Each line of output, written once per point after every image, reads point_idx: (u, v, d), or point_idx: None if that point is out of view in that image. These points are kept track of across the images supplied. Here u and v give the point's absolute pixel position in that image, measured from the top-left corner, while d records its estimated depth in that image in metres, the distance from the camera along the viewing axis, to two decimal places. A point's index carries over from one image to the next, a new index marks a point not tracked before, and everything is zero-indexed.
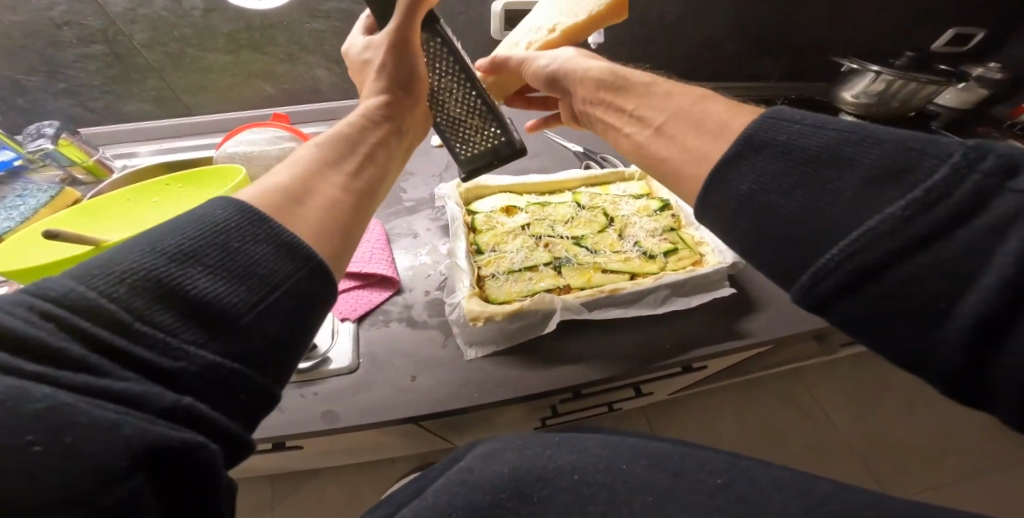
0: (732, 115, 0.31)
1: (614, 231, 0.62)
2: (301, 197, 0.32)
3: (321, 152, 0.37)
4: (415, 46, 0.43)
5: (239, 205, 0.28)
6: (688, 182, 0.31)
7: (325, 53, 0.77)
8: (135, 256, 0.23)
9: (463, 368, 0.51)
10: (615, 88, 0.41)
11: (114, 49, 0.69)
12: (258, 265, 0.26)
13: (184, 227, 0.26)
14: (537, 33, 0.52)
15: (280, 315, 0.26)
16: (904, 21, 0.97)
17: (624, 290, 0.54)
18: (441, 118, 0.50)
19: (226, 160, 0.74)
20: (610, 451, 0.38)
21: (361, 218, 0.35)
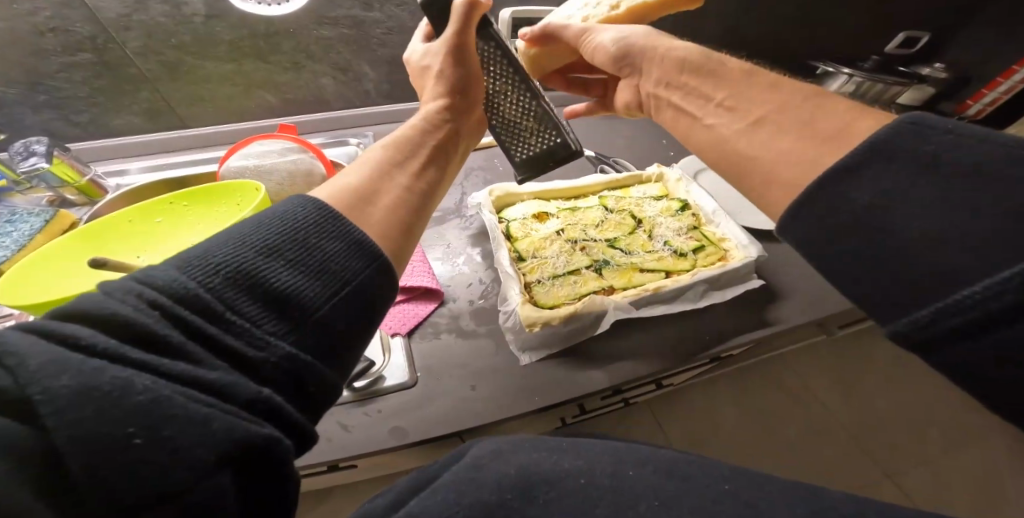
0: (851, 121, 0.30)
1: (643, 232, 0.65)
2: (372, 197, 0.32)
3: (385, 152, 0.37)
4: (471, 52, 0.44)
5: (316, 203, 0.29)
6: (783, 186, 0.31)
7: (331, 61, 0.75)
8: (224, 249, 0.24)
9: (520, 374, 0.51)
10: (695, 70, 0.42)
11: (103, 58, 0.63)
12: (331, 262, 0.27)
13: (267, 220, 0.26)
14: (594, 9, 0.60)
15: (350, 311, 0.27)
16: (864, 30, 1.07)
17: (666, 287, 0.56)
18: (496, 119, 0.51)
19: (233, 174, 0.70)
20: (617, 457, 0.35)
21: (421, 219, 0.35)
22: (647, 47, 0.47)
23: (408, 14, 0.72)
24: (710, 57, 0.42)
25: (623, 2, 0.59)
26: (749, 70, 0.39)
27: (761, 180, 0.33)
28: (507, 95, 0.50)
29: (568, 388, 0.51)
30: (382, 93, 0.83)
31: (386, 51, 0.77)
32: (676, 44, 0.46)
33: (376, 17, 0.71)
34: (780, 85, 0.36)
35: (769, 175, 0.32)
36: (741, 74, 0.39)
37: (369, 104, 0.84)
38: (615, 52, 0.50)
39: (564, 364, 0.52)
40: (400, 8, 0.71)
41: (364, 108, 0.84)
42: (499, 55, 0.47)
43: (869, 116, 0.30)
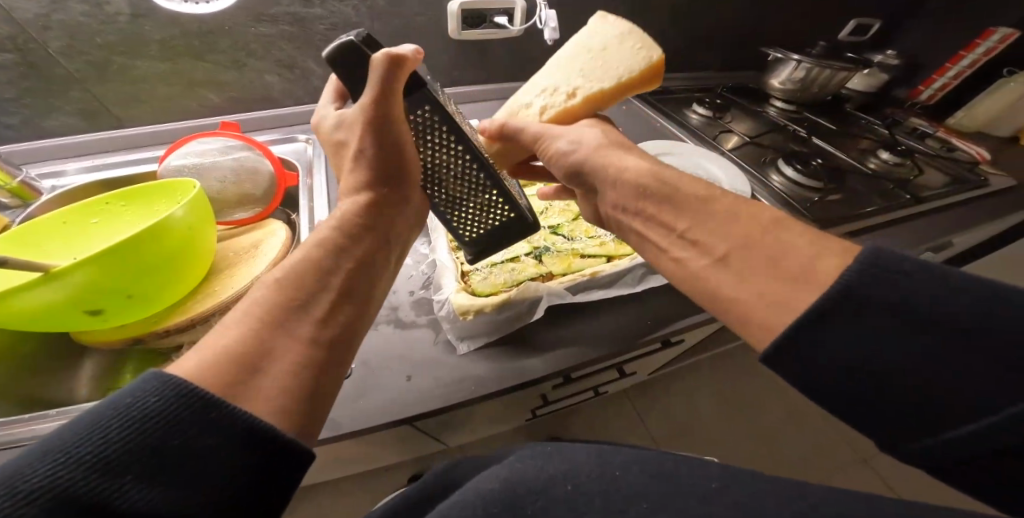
0: (819, 255, 0.33)
1: (587, 218, 0.65)
2: (257, 369, 0.31)
3: (285, 296, 0.36)
4: (396, 118, 0.43)
5: (176, 387, 0.26)
6: (756, 328, 0.34)
7: (273, 58, 0.74)
8: (45, 467, 0.22)
9: (455, 362, 0.51)
10: (652, 197, 0.43)
11: (27, 58, 0.62)
12: (202, 464, 0.25)
13: (106, 422, 0.24)
14: (552, 97, 0.55)
15: (230, 511, 0.25)
16: (819, 17, 1.09)
17: (602, 272, 0.57)
18: (439, 195, 0.52)
19: (173, 173, 0.70)
20: (604, 456, 0.37)
21: (329, 378, 0.34)
22: (598, 169, 0.46)
23: (352, 10, 0.73)
24: (664, 180, 0.43)
25: (580, 91, 0.54)
26: (704, 193, 0.41)
27: (737, 320, 0.36)
28: (447, 166, 0.50)
29: (509, 375, 0.51)
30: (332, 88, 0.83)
31: (331, 47, 0.77)
32: (629, 158, 0.45)
33: (317, 13, 0.71)
34: (737, 213, 0.38)
35: (746, 321, 0.35)
36: (696, 198, 0.41)
37: (320, 100, 0.84)
38: (569, 168, 0.49)
39: (505, 351, 0.52)
40: (342, 4, 0.72)
41: (315, 105, 0.83)
42: (437, 120, 0.46)
43: (839, 251, 0.33)
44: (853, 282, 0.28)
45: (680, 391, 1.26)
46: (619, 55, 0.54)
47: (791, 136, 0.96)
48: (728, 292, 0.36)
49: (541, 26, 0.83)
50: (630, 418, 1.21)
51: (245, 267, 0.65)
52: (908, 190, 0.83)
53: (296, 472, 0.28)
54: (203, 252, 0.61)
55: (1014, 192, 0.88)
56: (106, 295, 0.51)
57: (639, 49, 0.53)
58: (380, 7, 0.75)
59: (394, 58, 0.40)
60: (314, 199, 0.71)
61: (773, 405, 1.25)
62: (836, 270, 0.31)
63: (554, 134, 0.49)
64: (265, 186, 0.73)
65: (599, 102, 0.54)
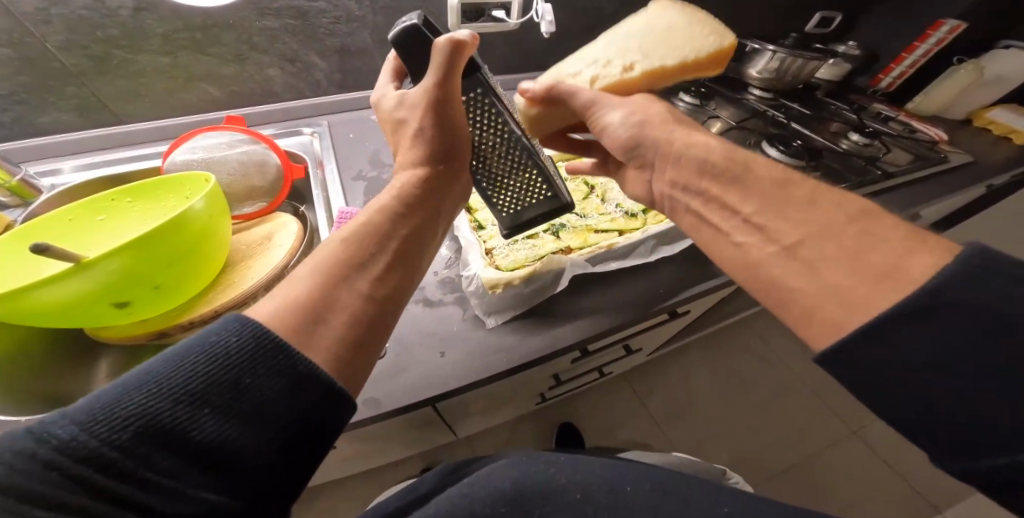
0: (908, 253, 0.36)
1: (596, 196, 0.67)
2: (322, 316, 0.37)
3: (346, 255, 0.42)
4: (453, 100, 0.49)
5: (247, 332, 0.31)
6: (827, 318, 0.39)
7: (276, 51, 0.74)
8: (139, 397, 0.28)
9: (487, 335, 0.53)
10: (718, 176, 0.49)
11: (22, 53, 0.60)
12: (263, 401, 0.30)
13: (191, 360, 0.30)
14: (610, 66, 0.63)
15: (284, 444, 0.31)
16: (787, 11, 1.17)
17: (618, 244, 0.59)
18: (482, 175, 0.56)
19: (178, 167, 0.69)
20: (615, 473, 0.46)
21: (376, 330, 0.41)
22: (659, 143, 0.52)
23: (355, 3, 0.74)
24: (729, 161, 0.49)
25: (641, 63, 0.62)
26: (776, 179, 0.47)
27: (801, 304, 0.41)
28: (492, 148, 0.55)
29: (538, 346, 0.53)
30: (333, 82, 0.83)
31: (335, 41, 0.77)
32: (693, 140, 0.51)
33: (320, 6, 0.72)
34: (816, 202, 0.43)
35: (813, 308, 0.40)
36: (767, 186, 0.46)
37: (321, 94, 0.84)
38: (624, 139, 0.54)
39: (532, 323, 0.55)
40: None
41: (316, 98, 0.84)
42: (486, 100, 0.52)
43: (929, 251, 0.36)
44: (946, 277, 0.30)
45: (673, 371, 1.32)
46: (679, 39, 0.64)
47: (775, 122, 1.02)
48: (795, 284, 0.42)
49: (537, 19, 0.86)
50: (629, 399, 1.26)
51: (264, 257, 0.65)
52: (879, 167, 0.90)
53: (341, 420, 0.33)
54: (223, 243, 0.60)
55: (969, 167, 0.97)
56: (134, 284, 0.50)
57: (711, 35, 0.65)
58: (382, 2, 0.76)
59: (458, 41, 0.46)
60: (326, 184, 0.69)
61: (760, 380, 1.32)
62: (925, 268, 0.35)
63: (607, 105, 0.55)
64: (273, 179, 0.73)
65: (661, 77, 0.63)
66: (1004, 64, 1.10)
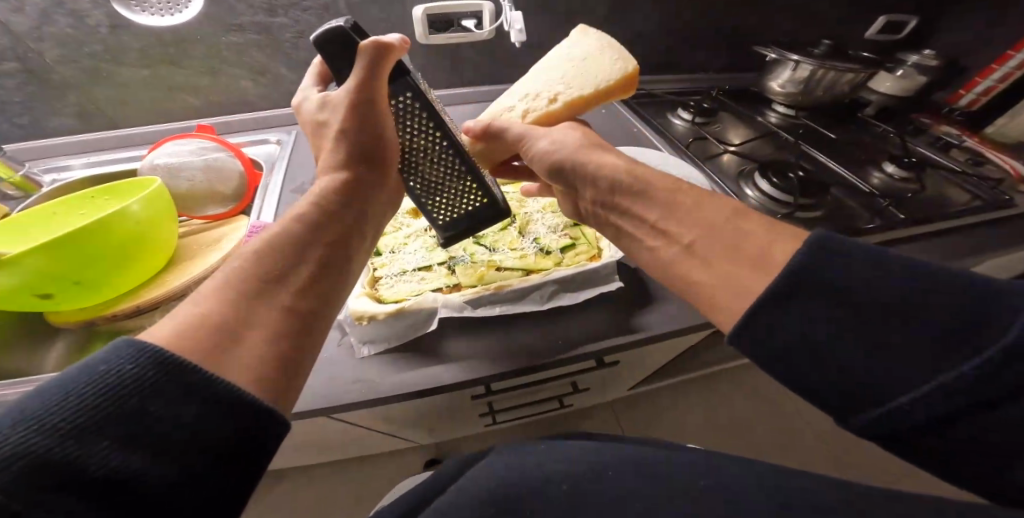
0: (779, 240, 0.35)
1: (515, 228, 0.63)
2: (237, 334, 0.32)
3: (267, 267, 0.36)
4: (380, 101, 0.46)
5: (148, 353, 0.26)
6: (729, 309, 0.35)
7: (245, 64, 0.78)
8: (17, 435, 0.22)
9: (355, 365, 0.52)
10: (626, 193, 0.45)
11: (27, 66, 0.70)
12: (177, 428, 0.25)
13: (77, 389, 0.24)
14: (535, 101, 0.56)
15: (206, 480, 0.25)
16: (831, 12, 1.00)
17: (509, 287, 0.54)
18: (417, 182, 0.53)
19: (149, 171, 0.75)
20: (601, 459, 0.42)
21: (306, 341, 0.35)
22: (578, 166, 0.47)
23: (316, 17, 0.76)
24: (635, 175, 0.44)
25: (561, 97, 0.56)
26: (671, 189, 0.43)
27: (702, 298, 0.38)
28: (423, 154, 0.52)
29: (392, 386, 0.50)
30: None
31: (301, 54, 0.80)
32: (607, 158, 0.47)
33: (282, 22, 0.75)
34: (704, 205, 0.40)
35: (709, 302, 0.37)
36: (667, 194, 0.42)
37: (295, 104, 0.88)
38: (551, 164, 0.50)
39: (401, 361, 0.53)
40: (304, 12, 0.75)
41: (289, 108, 0.87)
42: (417, 107, 0.49)
43: (790, 239, 0.35)
44: (803, 262, 0.30)
45: (663, 407, 1.19)
46: (592, 63, 0.57)
47: (782, 145, 0.88)
48: (697, 279, 0.38)
49: (507, 27, 0.82)
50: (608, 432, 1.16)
51: (198, 261, 0.71)
52: (904, 209, 0.73)
53: (270, 446, 0.28)
54: (156, 248, 0.66)
55: None
56: (54, 279, 0.57)
57: (616, 58, 0.57)
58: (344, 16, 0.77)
59: (383, 42, 0.43)
60: (267, 195, 0.73)
61: (764, 433, 1.17)
62: (787, 253, 0.34)
63: (538, 135, 0.51)
64: (234, 185, 0.78)
65: (584, 105, 0.56)
66: None
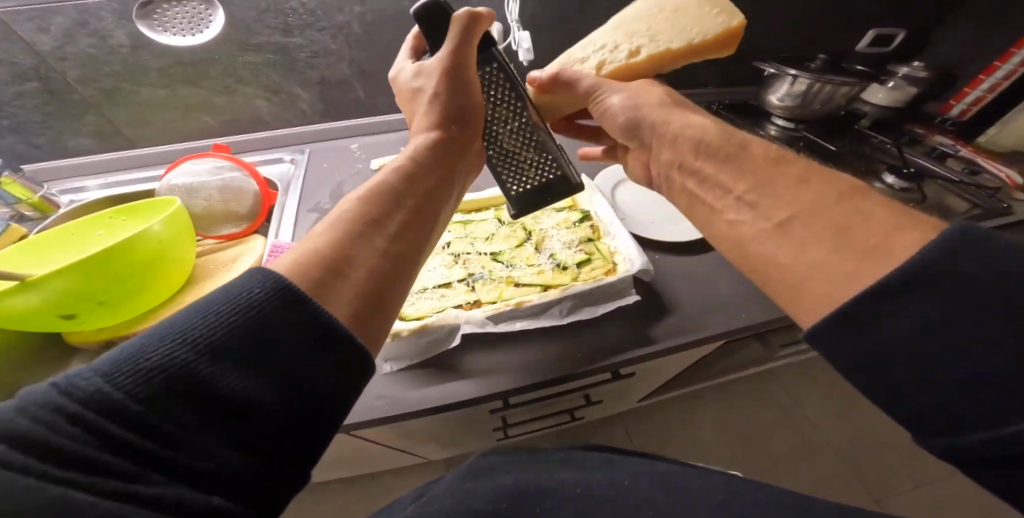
0: (907, 227, 0.32)
1: (531, 245, 0.64)
2: (342, 269, 0.35)
3: (364, 213, 0.40)
4: (469, 68, 0.51)
5: (271, 283, 0.29)
6: (815, 296, 0.35)
7: (260, 83, 0.80)
8: (161, 347, 0.25)
9: (377, 382, 0.53)
10: (711, 154, 0.47)
11: (48, 86, 0.71)
12: (286, 358, 0.27)
13: (211, 312, 0.27)
14: (612, 52, 0.61)
15: (305, 410, 0.28)
16: (825, 27, 1.04)
17: (529, 302, 0.55)
18: (493, 150, 0.56)
19: (167, 191, 0.77)
20: (617, 474, 0.48)
21: (394, 287, 0.38)
22: (657, 122, 0.52)
23: (330, 38, 0.78)
24: (726, 139, 0.47)
25: (645, 49, 0.59)
26: (771, 158, 0.44)
27: (793, 283, 0.37)
28: (502, 125, 0.55)
29: (417, 400, 0.51)
30: (318, 111, 0.88)
31: (315, 73, 0.82)
32: (690, 120, 0.50)
33: (298, 42, 0.77)
34: (809, 181, 0.39)
35: (801, 284, 0.36)
36: (764, 168, 0.43)
37: (307, 123, 0.89)
38: (625, 123, 0.54)
39: (428, 374, 0.54)
40: (319, 32, 0.76)
41: (301, 127, 0.89)
42: (501, 78, 0.53)
43: (920, 226, 0.32)
44: (933, 257, 0.27)
45: (674, 418, 1.21)
46: (687, 17, 0.59)
47: None
48: (784, 258, 0.38)
49: (515, 47, 0.85)
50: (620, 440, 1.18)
51: (215, 279, 0.71)
52: None
53: (357, 385, 0.30)
54: (175, 267, 0.67)
55: None
56: (77, 300, 0.58)
57: (715, 12, 0.58)
58: (356, 36, 0.79)
59: (474, 13, 0.49)
60: (281, 213, 0.73)
61: (777, 441, 1.18)
62: (916, 244, 0.30)
63: (612, 89, 0.56)
64: (250, 204, 0.79)
65: (672, 58, 0.58)
66: None
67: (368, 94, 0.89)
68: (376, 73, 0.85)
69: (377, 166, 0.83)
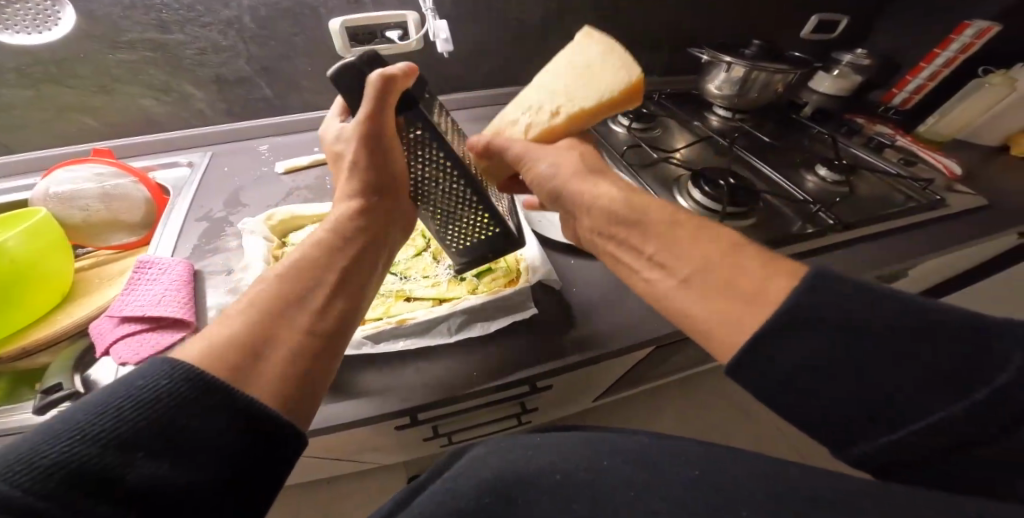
0: (770, 276, 0.34)
1: (430, 254, 0.59)
2: (256, 355, 0.34)
3: (282, 292, 0.39)
4: (387, 131, 0.44)
5: (182, 370, 0.29)
6: (723, 343, 0.34)
7: (143, 82, 0.74)
8: (62, 443, 0.25)
9: None
10: (624, 221, 0.42)
11: None
12: (201, 442, 0.27)
13: (117, 403, 0.27)
14: (536, 114, 0.50)
15: (227, 489, 0.28)
16: (766, 14, 1.00)
17: (413, 320, 0.50)
18: (430, 208, 0.52)
19: (41, 199, 0.64)
20: (593, 450, 0.40)
21: (321, 363, 0.38)
22: (572, 193, 0.45)
23: (218, 33, 0.73)
24: (634, 205, 0.42)
25: (563, 110, 0.48)
26: (671, 217, 0.41)
27: (702, 333, 0.36)
28: (435, 183, 0.50)
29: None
30: (220, 110, 0.82)
31: (208, 71, 0.77)
32: (603, 186, 0.44)
33: (179, 39, 0.72)
34: (697, 238, 0.38)
35: (710, 332, 0.35)
36: (663, 225, 0.40)
37: (208, 124, 0.84)
38: (550, 193, 0.47)
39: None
40: (203, 28, 0.72)
41: (203, 128, 0.83)
42: (428, 139, 0.46)
43: (783, 274, 0.34)
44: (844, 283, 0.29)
45: (638, 417, 1.08)
46: (595, 69, 0.48)
47: (720, 150, 0.86)
48: (694, 312, 0.36)
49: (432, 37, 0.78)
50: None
51: (101, 292, 0.60)
52: (835, 213, 0.71)
53: (285, 460, 0.31)
54: (54, 280, 0.57)
55: (981, 213, 0.75)
56: None
57: (619, 64, 0.47)
58: (250, 30, 0.75)
59: (387, 74, 0.41)
60: (166, 222, 0.65)
61: (742, 438, 1.08)
62: (783, 291, 0.32)
63: (536, 155, 0.47)
64: (142, 214, 0.69)
65: (587, 118, 0.48)
66: None
67: (276, 92, 0.84)
68: (280, 69, 0.81)
69: (284, 170, 0.77)
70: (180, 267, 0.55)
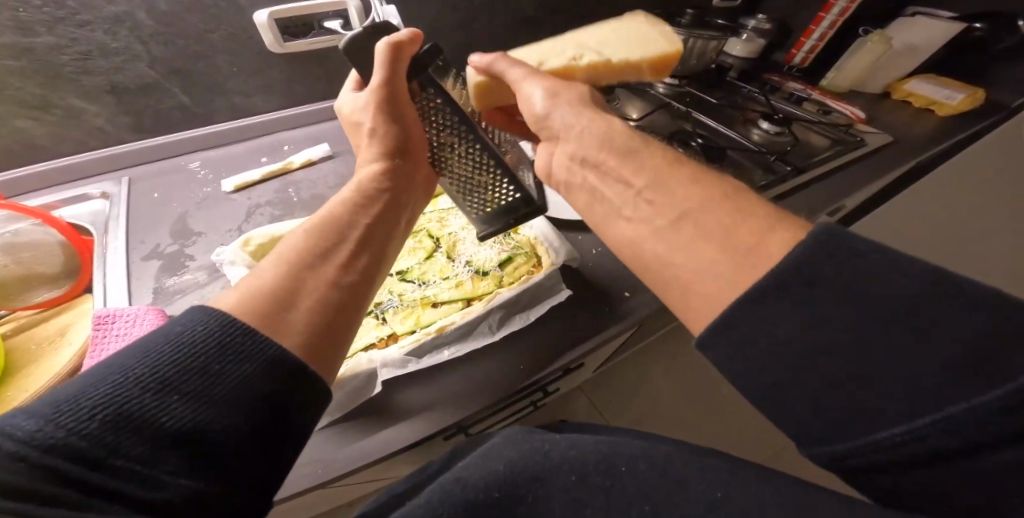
0: (774, 227, 0.30)
1: (443, 254, 0.58)
2: (288, 303, 0.32)
3: (311, 244, 0.37)
4: (401, 99, 0.42)
5: (217, 320, 0.29)
6: (705, 294, 0.30)
7: (11, 99, 0.58)
8: (102, 387, 0.24)
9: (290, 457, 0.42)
10: (618, 149, 0.39)
11: None
12: (234, 386, 0.27)
13: (158, 349, 0.26)
14: (557, 56, 0.52)
15: (261, 433, 0.27)
16: None
17: (450, 326, 0.49)
18: (449, 179, 0.49)
19: None
20: (612, 447, 0.34)
21: (349, 314, 0.35)
22: (568, 125, 0.42)
23: (105, 33, 0.59)
24: (631, 139, 0.39)
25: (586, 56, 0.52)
26: (668, 160, 0.37)
27: (679, 282, 0.32)
28: (452, 147, 0.47)
29: (344, 461, 0.41)
30: (126, 126, 0.68)
31: (98, 79, 0.62)
32: (595, 118, 0.41)
33: (50, 42, 0.57)
34: (698, 180, 0.35)
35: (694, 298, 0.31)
36: (662, 163, 0.37)
37: (115, 144, 0.69)
38: (538, 119, 0.44)
39: (355, 427, 0.43)
40: (82, 29, 0.57)
41: (110, 150, 0.69)
42: (447, 108, 0.43)
43: (791, 226, 0.30)
44: None
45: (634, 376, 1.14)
46: (630, 37, 0.55)
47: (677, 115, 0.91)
48: (683, 262, 0.32)
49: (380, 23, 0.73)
50: (588, 412, 1.08)
51: (47, 359, 0.49)
52: (789, 161, 0.79)
53: (311, 407, 0.30)
54: None
55: (888, 148, 0.89)
56: None
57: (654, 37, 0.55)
58: (148, 28, 0.61)
59: (395, 42, 0.39)
60: (105, 270, 0.56)
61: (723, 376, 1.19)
62: (786, 246, 0.28)
63: (529, 82, 0.45)
64: (61, 261, 0.55)
65: (603, 72, 0.53)
66: (911, 32, 1.06)
67: (195, 98, 0.71)
68: (196, 71, 0.68)
69: (233, 188, 0.67)
70: (150, 314, 0.47)
